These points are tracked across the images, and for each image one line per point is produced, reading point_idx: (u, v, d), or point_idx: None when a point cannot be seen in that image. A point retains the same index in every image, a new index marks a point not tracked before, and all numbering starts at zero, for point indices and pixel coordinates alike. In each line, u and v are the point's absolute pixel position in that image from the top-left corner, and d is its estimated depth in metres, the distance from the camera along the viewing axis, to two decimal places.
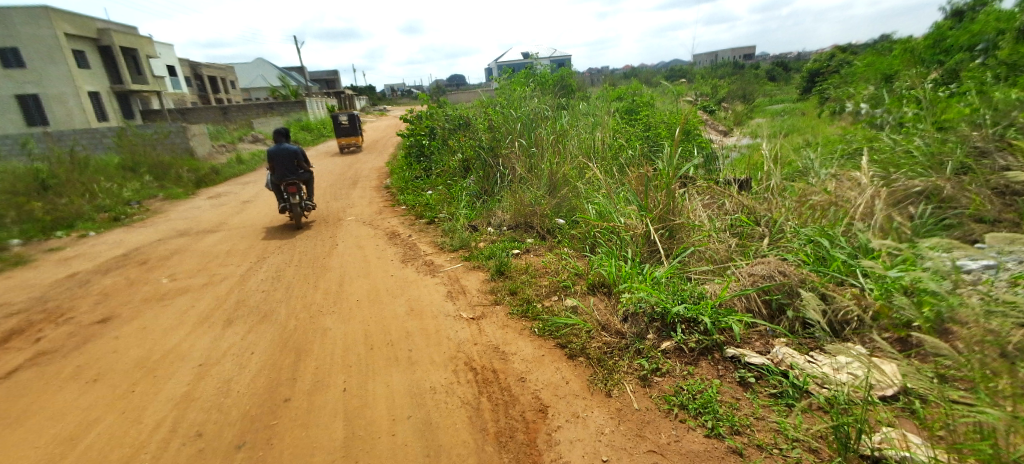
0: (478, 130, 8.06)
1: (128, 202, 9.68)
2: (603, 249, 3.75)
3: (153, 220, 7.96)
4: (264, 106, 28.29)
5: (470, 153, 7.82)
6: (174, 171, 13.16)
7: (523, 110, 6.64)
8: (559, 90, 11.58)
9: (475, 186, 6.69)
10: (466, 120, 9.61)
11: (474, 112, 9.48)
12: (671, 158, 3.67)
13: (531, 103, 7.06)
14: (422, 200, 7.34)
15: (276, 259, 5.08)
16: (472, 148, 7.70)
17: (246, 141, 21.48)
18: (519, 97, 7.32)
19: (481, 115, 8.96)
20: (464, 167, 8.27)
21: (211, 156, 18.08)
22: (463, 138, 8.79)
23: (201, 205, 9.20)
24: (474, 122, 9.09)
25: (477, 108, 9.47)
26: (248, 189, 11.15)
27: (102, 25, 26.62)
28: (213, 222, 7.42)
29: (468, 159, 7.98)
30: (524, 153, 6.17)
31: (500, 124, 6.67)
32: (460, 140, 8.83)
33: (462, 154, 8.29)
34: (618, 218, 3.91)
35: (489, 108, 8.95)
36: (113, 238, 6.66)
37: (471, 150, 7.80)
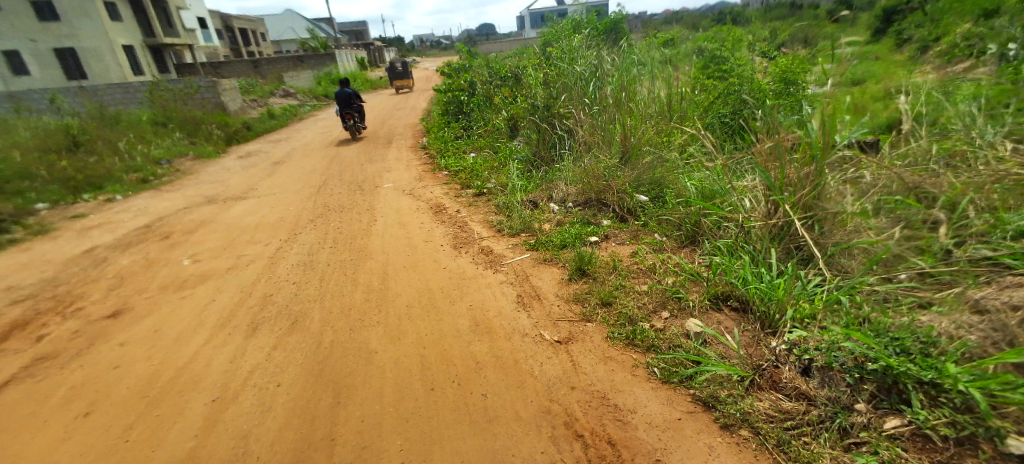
0: (529, 84, 7.12)
1: (158, 162, 9.27)
2: (719, 245, 2.90)
3: (182, 183, 7.50)
4: (295, 58, 27.63)
5: (522, 111, 6.91)
6: (205, 127, 12.72)
7: (583, 61, 5.64)
8: (610, 38, 10.33)
9: (530, 152, 5.88)
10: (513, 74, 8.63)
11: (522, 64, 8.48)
12: (828, 121, 2.65)
13: (593, 52, 6.04)
14: (472, 164, 6.61)
15: (309, 236, 4.45)
16: (524, 106, 6.80)
17: (277, 96, 20.96)
18: (576, 46, 6.29)
19: (529, 69, 7.97)
20: (516, 129, 7.50)
21: (243, 111, 17.64)
22: (513, 93, 7.88)
23: (231, 166, 8.70)
24: (520, 78, 8.12)
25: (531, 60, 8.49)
26: (279, 147, 10.60)
27: None
28: (242, 187, 6.88)
29: (520, 118, 7.11)
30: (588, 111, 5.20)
31: (558, 76, 5.70)
32: (510, 95, 7.91)
33: (514, 111, 7.49)
34: (739, 204, 3.02)
35: (536, 62, 7.99)
36: (138, 204, 6.18)
37: (524, 107, 6.93)
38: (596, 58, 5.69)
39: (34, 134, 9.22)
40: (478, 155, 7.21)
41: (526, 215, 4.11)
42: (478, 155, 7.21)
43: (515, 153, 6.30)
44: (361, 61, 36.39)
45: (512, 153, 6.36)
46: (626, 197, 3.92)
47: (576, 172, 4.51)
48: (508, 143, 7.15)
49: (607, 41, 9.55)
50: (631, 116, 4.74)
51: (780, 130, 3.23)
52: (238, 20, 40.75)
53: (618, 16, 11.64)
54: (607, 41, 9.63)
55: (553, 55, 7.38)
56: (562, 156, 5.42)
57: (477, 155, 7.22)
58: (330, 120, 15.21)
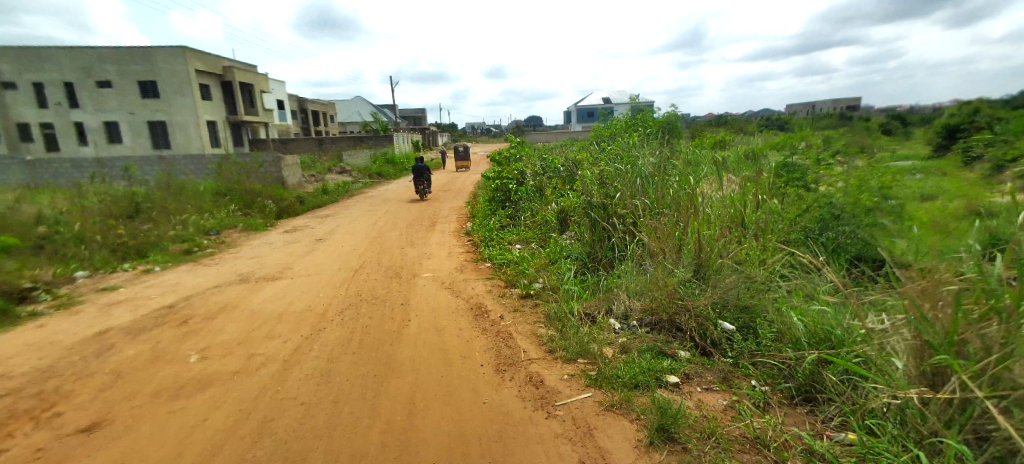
0: (585, 178, 6.78)
1: (208, 232, 9.43)
2: (868, 425, 2.18)
3: (223, 257, 7.41)
4: (356, 138, 29.63)
5: (575, 204, 6.48)
6: (260, 199, 13.22)
7: (642, 161, 5.29)
8: (664, 134, 10.19)
9: (582, 246, 5.31)
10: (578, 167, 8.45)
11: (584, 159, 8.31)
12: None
13: (658, 150, 5.65)
14: (517, 257, 6.15)
15: (332, 334, 3.95)
16: (578, 198, 6.38)
17: (334, 173, 22.07)
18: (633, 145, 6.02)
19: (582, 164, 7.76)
20: (566, 222, 7.06)
21: (299, 185, 18.48)
22: (571, 185, 7.57)
23: (275, 242, 8.66)
24: (576, 172, 7.88)
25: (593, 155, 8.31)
26: (325, 223, 10.68)
27: (227, 63, 29.59)
28: (279, 265, 6.67)
29: (571, 211, 6.67)
30: (652, 215, 4.66)
31: (617, 175, 5.30)
32: (567, 189, 7.62)
33: (567, 200, 7.09)
34: (885, 363, 2.27)
35: (590, 159, 7.77)
36: (173, 278, 6.02)
37: (577, 200, 6.53)
38: (658, 158, 5.32)
39: (103, 199, 9.70)
40: (524, 248, 6.77)
41: (583, 333, 3.46)
42: (523, 248, 6.77)
43: (566, 250, 5.80)
44: (415, 143, 38.71)
45: (563, 249, 5.87)
46: (709, 323, 3.22)
47: (644, 284, 3.87)
48: (557, 237, 6.69)
49: (661, 136, 9.38)
50: (705, 225, 4.19)
51: (926, 265, 2.53)
52: (311, 104, 44.86)
53: (671, 115, 11.65)
54: (662, 137, 9.46)
55: (611, 149, 7.08)
56: (621, 260, 4.82)
57: (523, 249, 6.77)
58: (379, 198, 15.60)
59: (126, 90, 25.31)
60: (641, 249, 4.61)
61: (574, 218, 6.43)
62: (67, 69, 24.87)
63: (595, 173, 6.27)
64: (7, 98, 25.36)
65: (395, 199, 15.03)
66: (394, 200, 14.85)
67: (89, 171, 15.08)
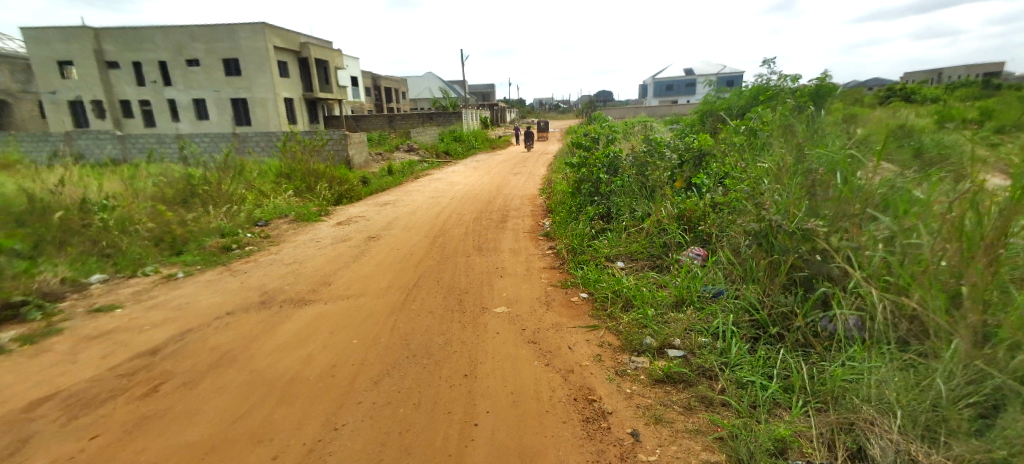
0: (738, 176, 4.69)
1: (257, 222, 8.44)
2: None
3: (260, 257, 6.19)
4: (426, 115, 28.79)
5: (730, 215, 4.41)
6: (323, 181, 12.32)
7: (849, 168, 3.36)
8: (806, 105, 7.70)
9: (760, 291, 3.42)
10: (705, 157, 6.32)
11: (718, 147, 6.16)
12: None
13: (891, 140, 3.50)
14: (636, 290, 4.25)
15: (351, 444, 2.43)
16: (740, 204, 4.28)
17: (402, 151, 21.18)
18: (832, 141, 3.94)
19: (723, 160, 5.77)
20: (713, 234, 4.95)
21: (365, 165, 17.60)
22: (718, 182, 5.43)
23: (324, 238, 7.41)
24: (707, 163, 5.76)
25: (732, 141, 6.12)
26: (384, 212, 9.43)
27: (305, 40, 29.60)
28: (316, 277, 5.30)
29: (722, 222, 4.59)
30: (924, 267, 2.67)
31: (846, 184, 3.28)
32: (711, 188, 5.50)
33: (719, 202, 5.00)
34: None
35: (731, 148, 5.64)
36: (186, 293, 4.80)
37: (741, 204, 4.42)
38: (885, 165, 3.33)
39: (157, 182, 9.03)
40: (637, 274, 4.84)
41: None
42: (636, 274, 4.84)
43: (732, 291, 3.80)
44: (484, 120, 37.55)
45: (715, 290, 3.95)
46: None
47: (972, 427, 2.06)
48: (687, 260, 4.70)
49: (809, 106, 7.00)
50: None
51: None
52: (384, 81, 44.88)
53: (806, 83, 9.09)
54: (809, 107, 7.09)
55: (777, 134, 4.89)
56: (850, 329, 2.82)
57: (634, 274, 4.84)
58: (448, 180, 14.35)
59: (211, 68, 25.88)
60: (908, 315, 2.66)
61: (727, 236, 4.36)
62: (160, 48, 25.75)
63: (764, 170, 4.17)
64: (110, 76, 26.67)
65: (461, 183, 13.58)
66: (462, 183, 13.49)
67: (164, 147, 14.93)
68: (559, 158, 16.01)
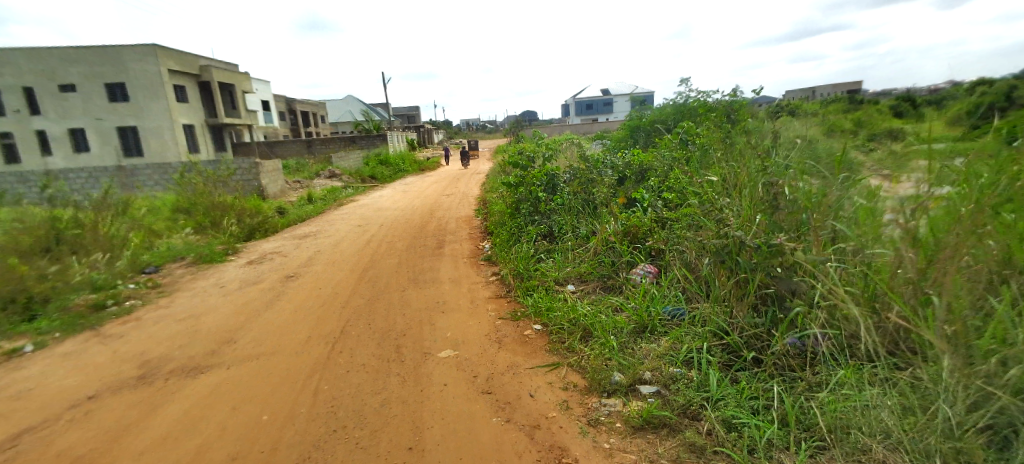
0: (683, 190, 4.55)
1: (146, 268, 7.18)
2: None
3: (144, 315, 5.11)
4: (348, 139, 27.46)
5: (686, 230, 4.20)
6: (231, 215, 11.02)
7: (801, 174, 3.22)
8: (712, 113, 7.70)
9: (728, 311, 3.16)
10: (643, 170, 6.22)
11: (657, 159, 6.07)
12: None
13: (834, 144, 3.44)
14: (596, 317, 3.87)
15: None
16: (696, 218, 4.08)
17: (323, 177, 19.85)
18: (774, 148, 3.87)
19: (663, 175, 5.68)
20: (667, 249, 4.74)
21: (281, 194, 16.17)
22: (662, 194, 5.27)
23: (230, 282, 6.39)
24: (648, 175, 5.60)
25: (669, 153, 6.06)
26: (304, 247, 8.48)
27: (207, 62, 27.24)
28: (216, 333, 4.42)
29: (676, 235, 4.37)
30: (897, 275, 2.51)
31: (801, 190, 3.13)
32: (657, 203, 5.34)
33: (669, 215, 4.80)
34: None
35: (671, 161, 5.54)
36: (34, 372, 3.75)
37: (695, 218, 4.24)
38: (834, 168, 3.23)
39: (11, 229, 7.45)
40: (593, 298, 4.49)
41: None
42: (592, 299, 4.48)
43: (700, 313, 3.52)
44: (411, 142, 36.66)
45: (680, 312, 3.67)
46: None
47: (992, 457, 1.81)
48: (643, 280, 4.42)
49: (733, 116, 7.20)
50: None
51: None
52: (301, 105, 42.61)
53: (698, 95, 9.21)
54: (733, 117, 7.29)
55: (718, 145, 4.82)
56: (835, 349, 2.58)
57: (590, 299, 4.48)
58: (376, 206, 13.49)
59: (91, 94, 22.90)
60: (887, 327, 2.47)
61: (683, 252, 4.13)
62: (25, 73, 22.39)
63: (714, 182, 4.01)
64: None
65: (390, 207, 12.77)
66: (391, 208, 12.71)
67: (28, 185, 12.70)
68: (491, 177, 15.69)
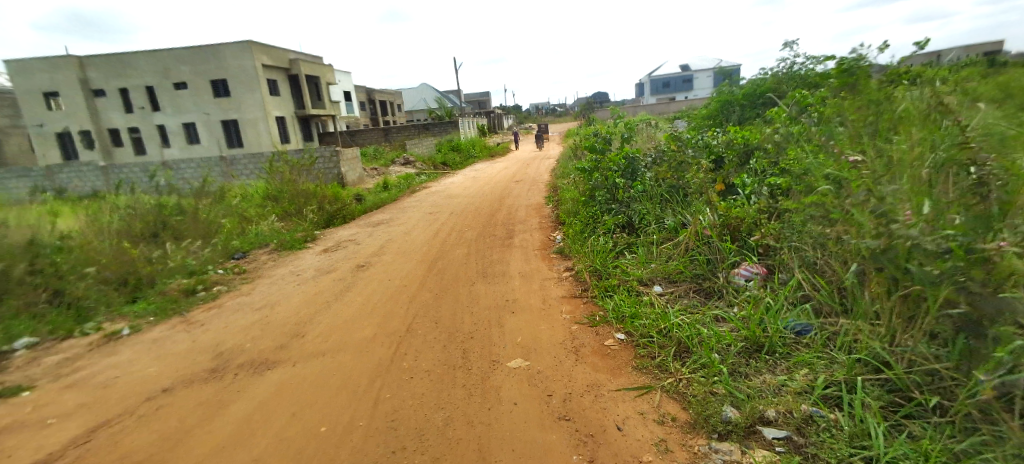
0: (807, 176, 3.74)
1: (234, 254, 7.49)
2: None
3: (225, 302, 5.22)
4: (422, 127, 28.00)
5: (812, 228, 3.43)
6: (313, 202, 11.42)
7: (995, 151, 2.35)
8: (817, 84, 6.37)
9: (886, 340, 2.52)
10: (746, 152, 5.36)
11: (764, 138, 5.19)
12: None
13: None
14: (695, 333, 3.27)
15: None
16: (825, 211, 3.30)
17: (398, 164, 20.32)
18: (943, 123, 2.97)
19: (772, 159, 4.86)
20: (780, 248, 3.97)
21: (359, 181, 16.70)
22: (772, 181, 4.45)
23: (306, 270, 6.46)
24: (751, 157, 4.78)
25: (776, 131, 5.16)
26: (377, 234, 8.50)
27: (294, 56, 28.88)
28: (287, 325, 4.35)
29: (795, 234, 3.61)
30: None
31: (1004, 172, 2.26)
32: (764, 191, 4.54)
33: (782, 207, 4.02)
34: None
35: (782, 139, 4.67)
36: (121, 359, 3.84)
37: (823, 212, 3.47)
38: None
39: (123, 215, 8.12)
40: (689, 307, 3.87)
41: None
42: (687, 307, 3.87)
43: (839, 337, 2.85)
44: (482, 128, 36.79)
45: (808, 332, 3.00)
46: None
47: None
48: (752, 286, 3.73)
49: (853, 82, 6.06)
50: None
51: None
52: (379, 94, 44.26)
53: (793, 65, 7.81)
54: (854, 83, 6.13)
55: (847, 119, 3.92)
56: None
57: (686, 308, 3.87)
58: (448, 193, 13.45)
59: (198, 91, 25.15)
60: None
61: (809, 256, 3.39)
62: (146, 73, 25.03)
63: (849, 166, 3.20)
64: (96, 104, 25.97)
65: (460, 195, 12.66)
66: (462, 195, 12.57)
67: (144, 172, 14.05)
68: (562, 163, 15.08)
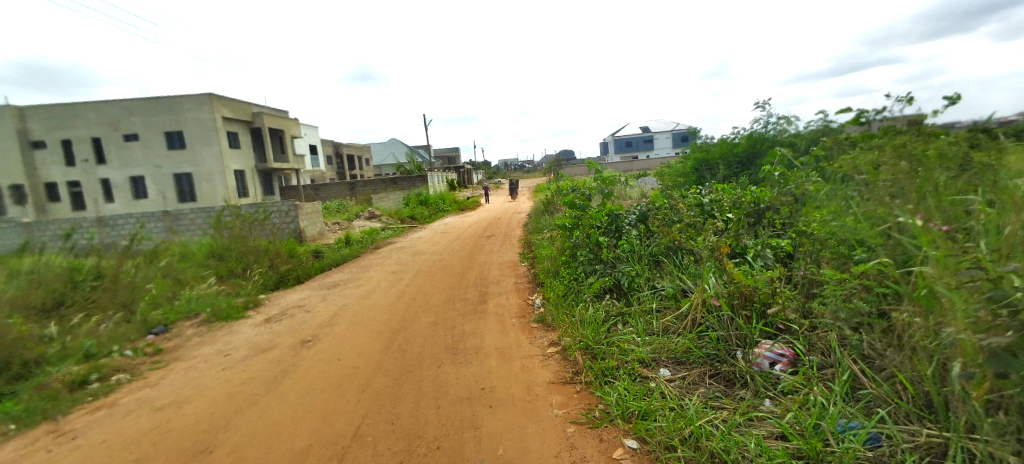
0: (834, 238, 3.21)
1: (153, 328, 6.33)
2: None
3: (120, 399, 4.14)
4: (390, 181, 27.38)
5: (853, 303, 2.82)
6: (262, 262, 10.33)
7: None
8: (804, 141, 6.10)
9: None
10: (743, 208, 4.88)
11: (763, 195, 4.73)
12: None
13: None
14: (737, 446, 2.51)
15: None
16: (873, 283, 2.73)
17: (363, 219, 19.40)
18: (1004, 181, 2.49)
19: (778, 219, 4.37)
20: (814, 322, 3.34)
21: (319, 237, 15.63)
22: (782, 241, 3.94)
23: (238, 348, 5.41)
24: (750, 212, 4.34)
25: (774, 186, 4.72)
26: (331, 300, 7.51)
27: (258, 110, 28.22)
28: (191, 435, 3.33)
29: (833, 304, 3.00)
30: None
31: None
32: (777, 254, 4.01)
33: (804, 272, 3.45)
34: None
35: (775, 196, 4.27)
36: None
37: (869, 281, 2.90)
38: None
39: (22, 282, 6.87)
40: (715, 402, 3.10)
41: None
42: (712, 402, 3.11)
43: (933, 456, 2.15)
44: (452, 183, 36.53)
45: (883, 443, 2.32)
46: None
47: None
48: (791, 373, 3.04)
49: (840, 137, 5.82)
50: None
51: None
52: (347, 148, 43.78)
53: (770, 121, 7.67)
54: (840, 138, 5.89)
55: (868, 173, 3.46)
56: None
57: (710, 403, 3.11)
58: (414, 249, 12.59)
59: (150, 143, 23.90)
60: None
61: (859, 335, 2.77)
62: (93, 124, 23.64)
63: (898, 230, 2.65)
64: (34, 156, 24.29)
65: (427, 251, 11.81)
66: (429, 252, 11.76)
67: (70, 230, 12.62)
68: (535, 217, 14.55)
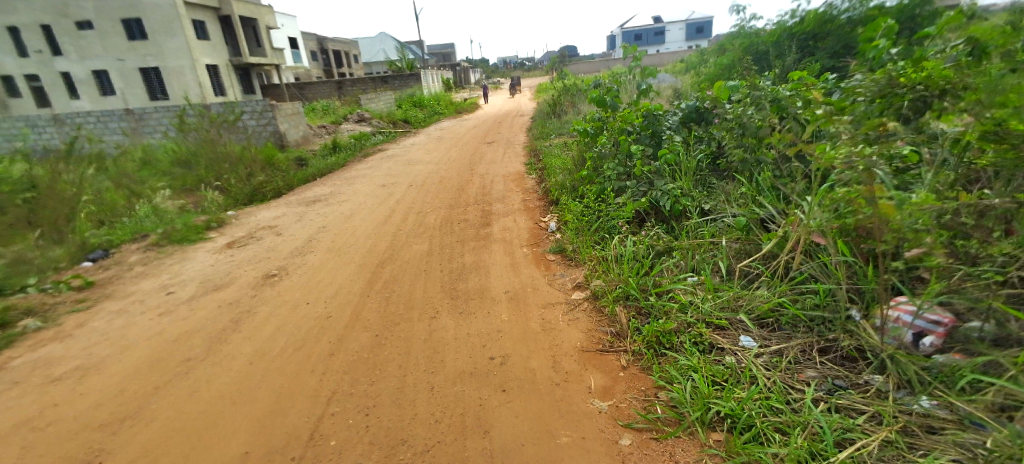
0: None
1: (89, 254, 5.23)
2: None
3: (14, 361, 3.15)
4: (380, 79, 24.94)
5: None
6: (232, 170, 9.02)
7: None
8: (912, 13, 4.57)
9: None
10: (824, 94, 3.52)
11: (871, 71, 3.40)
12: None
13: None
14: None
15: None
16: None
17: (350, 121, 17.62)
18: None
19: None
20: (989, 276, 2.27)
21: (303, 142, 14.09)
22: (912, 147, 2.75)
23: (184, 283, 4.36)
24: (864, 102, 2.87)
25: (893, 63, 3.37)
26: (308, 219, 6.37)
27: None
28: (82, 434, 2.36)
29: None
30: None
31: None
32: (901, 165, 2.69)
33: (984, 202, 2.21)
34: None
35: (885, 69, 2.76)
36: None
37: None
38: None
39: None
40: (846, 404, 2.13)
41: None
42: (841, 403, 2.14)
43: None
44: (447, 83, 33.68)
45: None
46: None
47: None
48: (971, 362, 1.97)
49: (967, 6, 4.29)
50: None
51: None
52: (332, 42, 39.87)
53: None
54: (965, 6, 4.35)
55: None
56: None
57: (837, 405, 2.14)
58: (407, 157, 11.24)
59: (107, 32, 21.13)
60: None
61: None
62: (39, 9, 20.79)
63: None
64: None
65: (422, 160, 10.47)
66: (425, 160, 10.42)
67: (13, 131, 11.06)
68: (542, 120, 12.94)
